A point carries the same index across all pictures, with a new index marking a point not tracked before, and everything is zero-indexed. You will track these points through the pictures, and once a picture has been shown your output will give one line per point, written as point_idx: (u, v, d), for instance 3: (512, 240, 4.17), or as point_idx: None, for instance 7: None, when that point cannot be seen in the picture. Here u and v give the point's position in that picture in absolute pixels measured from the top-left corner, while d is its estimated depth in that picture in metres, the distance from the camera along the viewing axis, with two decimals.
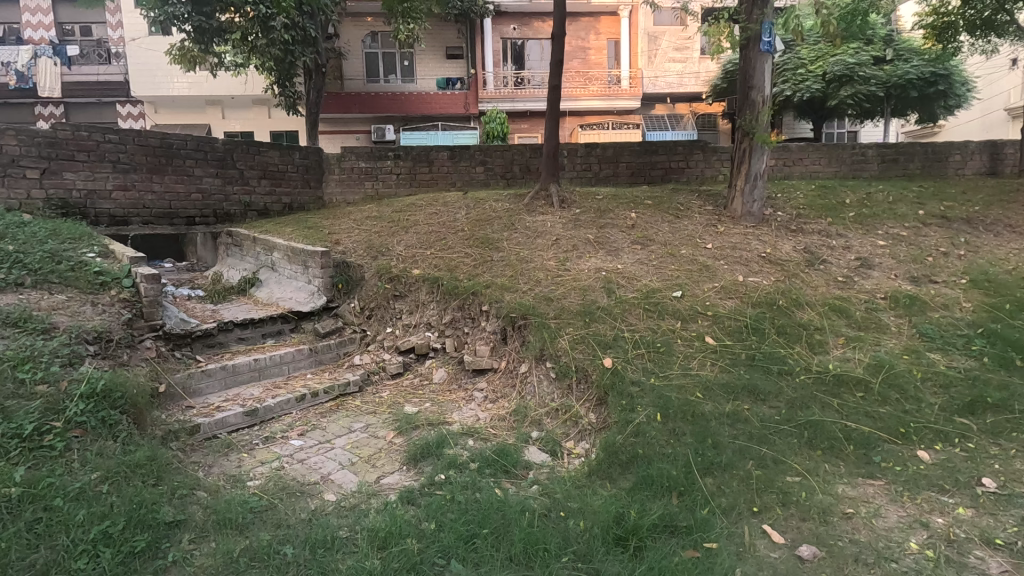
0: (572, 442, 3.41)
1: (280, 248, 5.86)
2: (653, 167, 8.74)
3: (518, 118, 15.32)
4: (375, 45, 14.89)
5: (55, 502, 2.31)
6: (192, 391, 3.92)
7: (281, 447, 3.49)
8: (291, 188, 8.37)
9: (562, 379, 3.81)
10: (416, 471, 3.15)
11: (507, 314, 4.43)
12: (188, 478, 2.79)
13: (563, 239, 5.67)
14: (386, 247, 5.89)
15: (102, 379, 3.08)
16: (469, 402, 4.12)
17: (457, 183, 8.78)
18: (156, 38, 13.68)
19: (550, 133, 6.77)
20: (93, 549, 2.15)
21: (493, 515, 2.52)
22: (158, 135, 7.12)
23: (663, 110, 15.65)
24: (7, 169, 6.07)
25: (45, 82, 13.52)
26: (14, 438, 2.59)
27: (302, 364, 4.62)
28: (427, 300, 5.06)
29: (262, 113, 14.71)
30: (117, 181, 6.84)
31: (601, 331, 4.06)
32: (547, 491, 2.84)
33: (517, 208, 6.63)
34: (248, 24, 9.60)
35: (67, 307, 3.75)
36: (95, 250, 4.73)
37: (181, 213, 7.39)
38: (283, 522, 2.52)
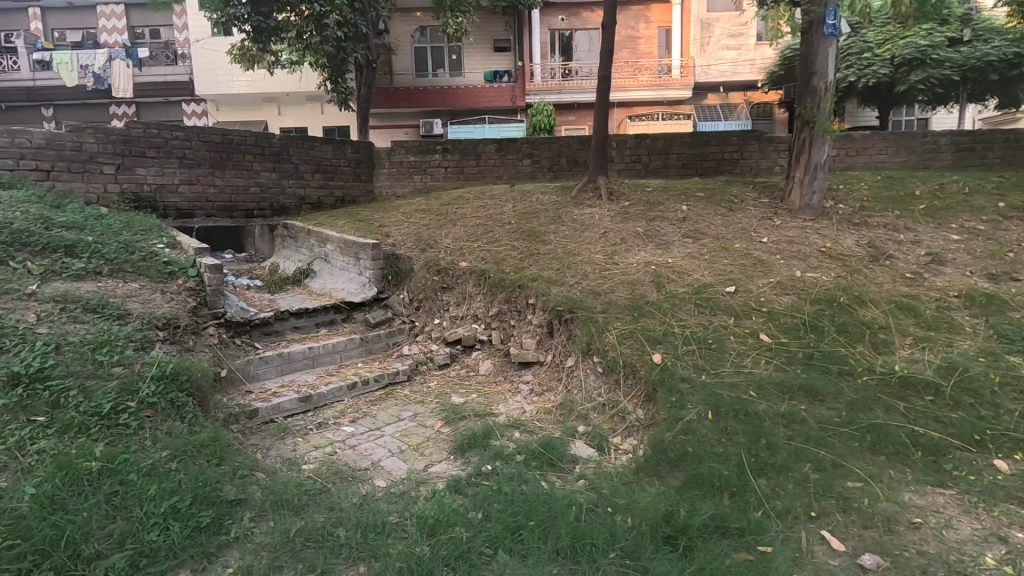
0: (619, 438, 3.37)
1: (333, 240, 6.03)
2: (705, 158, 8.48)
3: (565, 110, 15.20)
4: (424, 40, 15.08)
5: (129, 477, 2.46)
6: (251, 376, 4.11)
7: (334, 433, 3.61)
8: (343, 181, 8.60)
9: (610, 374, 3.77)
10: (463, 460, 3.19)
11: (554, 307, 4.40)
12: (248, 460, 2.93)
13: (611, 233, 5.60)
14: (434, 240, 5.97)
15: (171, 363, 3.26)
16: (515, 394, 4.14)
17: (504, 176, 8.78)
18: (219, 39, 14.32)
19: (598, 125, 6.67)
20: (163, 523, 2.29)
21: (539, 507, 2.52)
22: (219, 131, 7.44)
23: (715, 100, 15.23)
24: (86, 165, 6.48)
25: (119, 84, 14.35)
26: (94, 416, 2.77)
27: (353, 353, 4.76)
28: (474, 293, 5.10)
29: (316, 109, 15.15)
30: (182, 175, 7.19)
31: (650, 326, 3.99)
32: (594, 486, 2.83)
33: (565, 201, 6.59)
34: (303, 23, 9.86)
35: (140, 295, 3.98)
36: (164, 241, 5.00)
37: (241, 206, 7.71)
38: (336, 505, 2.61)
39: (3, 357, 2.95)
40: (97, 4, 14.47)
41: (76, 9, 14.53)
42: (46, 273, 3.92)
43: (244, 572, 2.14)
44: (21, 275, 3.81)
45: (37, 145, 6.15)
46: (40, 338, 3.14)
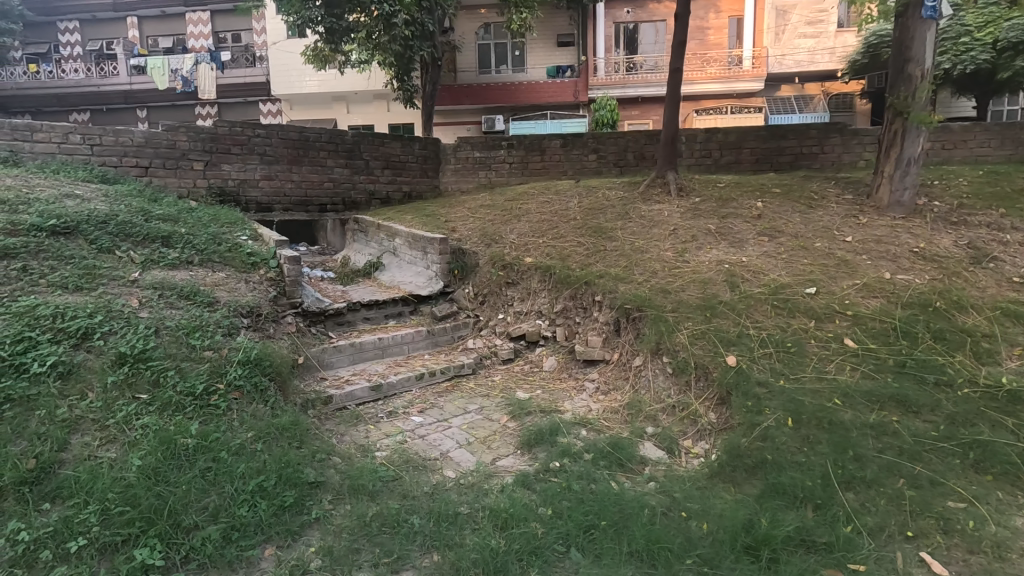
0: (690, 441, 3.28)
1: (401, 234, 6.18)
2: (781, 152, 8.08)
3: (629, 104, 14.93)
4: (488, 36, 15.16)
5: (221, 455, 2.61)
6: (326, 363, 4.28)
7: (404, 422, 3.70)
8: (411, 177, 8.81)
9: (680, 375, 3.66)
10: (531, 456, 3.19)
11: (622, 305, 4.33)
12: (326, 444, 3.05)
13: (681, 230, 5.44)
14: (499, 235, 6.00)
15: (255, 349, 3.45)
16: (580, 392, 4.10)
17: (569, 172, 8.71)
18: (293, 41, 14.99)
19: (668, 118, 6.49)
20: (252, 499, 2.43)
21: (610, 507, 2.48)
22: (297, 129, 7.76)
23: (788, 92, 14.49)
24: (178, 162, 6.96)
25: (204, 86, 15.28)
26: (188, 395, 2.97)
27: (420, 345, 4.87)
28: (539, 288, 5.08)
29: (383, 107, 15.57)
30: (263, 171, 7.56)
31: (723, 328, 3.83)
32: (664, 489, 2.76)
33: (632, 197, 6.46)
34: (373, 23, 10.12)
35: (226, 284, 4.23)
36: (247, 234, 5.29)
37: (315, 201, 8.03)
38: (409, 493, 2.67)
39: (112, 337, 3.19)
40: (186, 12, 15.50)
41: (168, 17, 15.64)
42: (146, 262, 4.22)
43: (326, 553, 2.22)
44: (125, 263, 4.13)
45: (137, 144, 6.69)
46: (142, 321, 3.38)
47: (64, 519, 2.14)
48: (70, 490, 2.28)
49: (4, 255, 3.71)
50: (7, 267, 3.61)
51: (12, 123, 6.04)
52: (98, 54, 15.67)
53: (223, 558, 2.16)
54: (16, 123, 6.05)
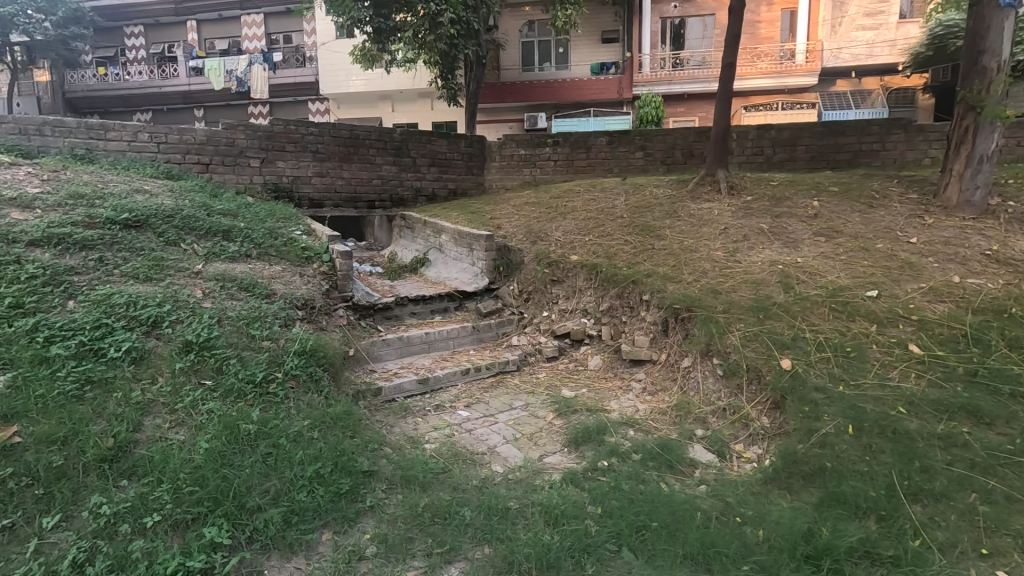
0: (742, 446, 3.20)
1: (448, 231, 6.26)
2: (838, 150, 7.78)
3: (674, 101, 14.66)
4: (532, 34, 15.11)
5: (280, 441, 2.70)
6: (375, 356, 4.39)
7: (451, 416, 3.75)
8: (456, 174, 8.92)
9: (731, 378, 3.57)
10: (578, 454, 3.18)
11: (670, 305, 4.25)
12: (377, 435, 3.12)
13: (732, 229, 5.32)
14: (544, 232, 6.00)
15: (310, 340, 3.56)
16: (626, 392, 4.06)
17: (615, 169, 8.62)
18: (341, 41, 15.35)
19: (719, 114, 6.35)
20: (310, 485, 2.51)
21: (662, 508, 2.45)
22: (348, 127, 7.95)
23: (844, 87, 13.93)
24: (236, 159, 7.25)
25: (256, 86, 15.85)
26: (249, 383, 3.09)
27: (465, 340, 4.92)
28: (585, 286, 5.05)
29: (427, 105, 15.76)
30: (315, 168, 7.79)
31: (777, 330, 3.71)
32: (717, 492, 2.70)
33: (680, 195, 6.35)
34: (420, 23, 10.26)
35: (282, 277, 4.38)
36: (301, 229, 5.46)
37: (364, 198, 8.22)
38: (459, 486, 2.70)
39: (179, 326, 3.35)
40: (241, 15, 16.10)
41: (225, 20, 16.28)
42: (208, 255, 4.42)
43: (381, 541, 2.28)
44: (190, 256, 4.33)
45: (199, 142, 6.99)
46: (206, 311, 3.54)
47: (140, 496, 2.26)
48: (145, 469, 2.40)
49: (83, 246, 3.94)
50: (86, 258, 3.83)
51: (88, 122, 6.40)
52: (160, 57, 16.46)
53: (284, 540, 2.24)
54: (91, 123, 6.40)
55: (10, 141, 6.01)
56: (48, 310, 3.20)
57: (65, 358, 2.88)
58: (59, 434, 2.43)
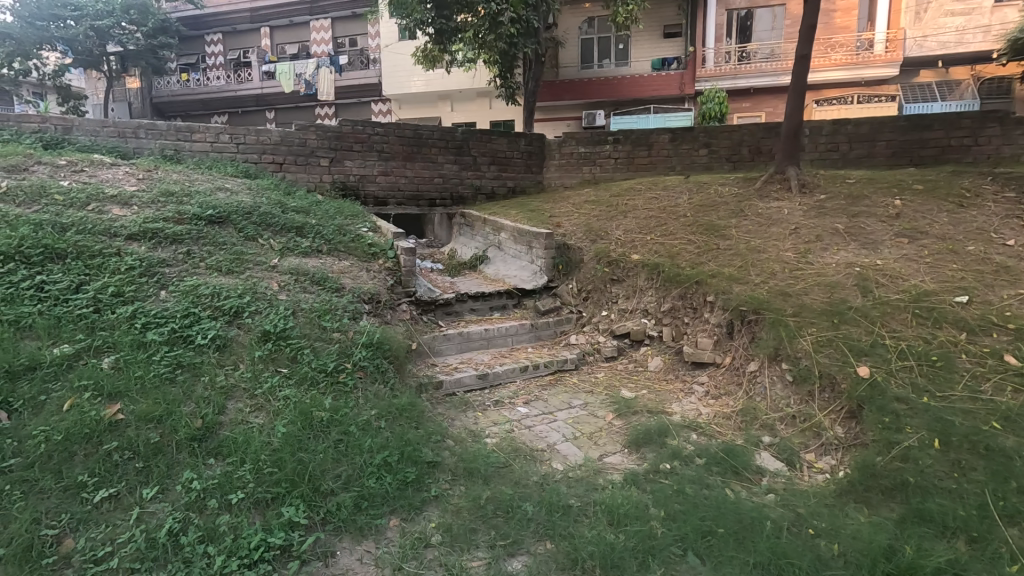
0: (813, 455, 3.07)
1: (507, 229, 6.31)
2: (923, 145, 7.28)
3: (739, 96, 14.15)
4: (592, 30, 14.92)
5: (350, 429, 2.82)
6: (436, 350, 4.50)
7: (510, 412, 3.79)
8: (516, 172, 8.98)
9: (802, 384, 3.42)
10: (638, 455, 3.15)
11: (736, 307, 4.12)
12: (440, 427, 3.19)
13: (804, 229, 5.09)
14: (605, 231, 5.95)
15: (377, 333, 3.69)
16: (688, 394, 3.97)
17: (677, 167, 8.42)
18: (403, 43, 15.78)
19: (791, 110, 6.09)
20: (379, 472, 2.61)
21: (728, 514, 2.39)
22: (411, 127, 8.16)
23: (929, 78, 13.02)
24: (308, 159, 7.59)
25: (323, 88, 16.50)
26: (322, 372, 3.25)
27: (523, 337, 4.95)
28: (646, 286, 4.96)
29: (485, 104, 15.90)
30: (380, 167, 8.05)
31: (854, 336, 3.52)
32: (786, 502, 2.60)
33: (748, 193, 6.14)
34: (480, 23, 10.36)
35: (351, 272, 4.56)
36: (367, 226, 5.66)
37: (425, 196, 8.41)
38: (520, 481, 2.73)
39: (258, 316, 3.56)
40: (311, 20, 16.78)
41: (296, 26, 17.01)
42: (284, 249, 4.66)
43: (445, 530, 2.34)
44: (267, 250, 4.58)
45: (274, 142, 7.36)
46: (282, 303, 3.73)
47: (226, 474, 2.42)
48: (230, 449, 2.57)
49: (173, 240, 4.25)
50: (176, 251, 4.12)
51: (176, 124, 6.87)
52: (236, 62, 17.41)
53: (355, 524, 2.34)
54: (178, 126, 6.87)
55: (110, 142, 6.55)
56: (144, 299, 3.47)
57: (159, 344, 3.12)
58: (155, 413, 2.63)
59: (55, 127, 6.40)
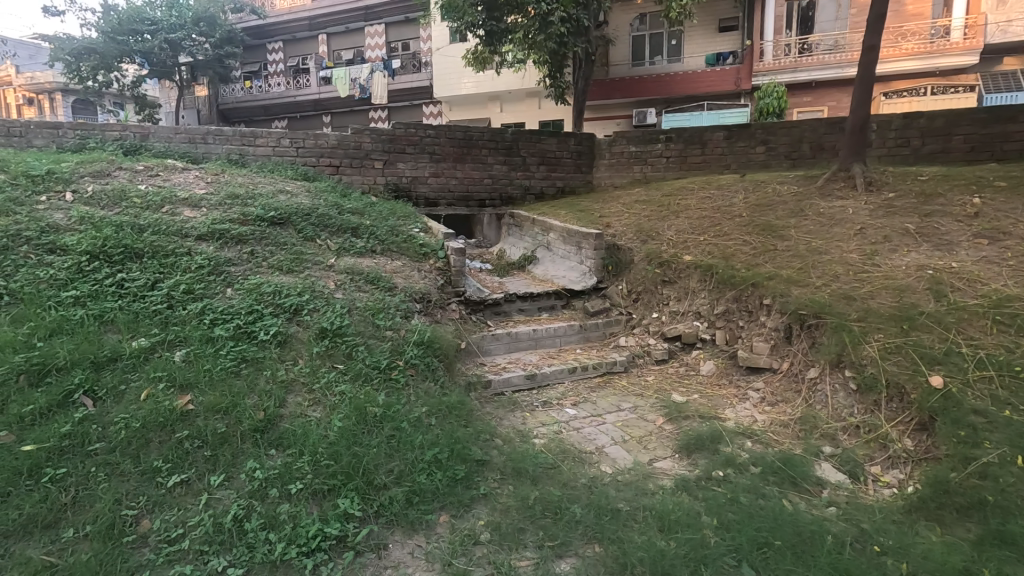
0: (879, 468, 2.91)
1: (556, 229, 6.30)
2: (1006, 138, 6.77)
3: (800, 90, 13.59)
4: (643, 27, 14.64)
5: (401, 426, 2.89)
6: (484, 350, 4.54)
7: (558, 413, 3.78)
8: (565, 172, 8.95)
9: (867, 393, 3.25)
10: (690, 461, 3.07)
11: (795, 311, 3.95)
12: (489, 426, 3.22)
13: (870, 229, 4.84)
14: (656, 231, 5.84)
15: (428, 332, 3.76)
16: (742, 401, 3.84)
17: (732, 165, 8.17)
18: (454, 46, 15.99)
19: (858, 104, 5.79)
20: (429, 469, 2.66)
21: (786, 526, 2.31)
22: (462, 129, 8.27)
23: (1014, 65, 12.22)
24: (362, 161, 7.83)
25: (377, 92, 16.97)
26: (375, 368, 3.34)
27: (572, 338, 4.93)
28: (698, 288, 4.83)
29: (534, 104, 15.89)
30: (431, 169, 8.20)
31: (926, 343, 3.31)
32: (848, 516, 2.48)
33: (808, 191, 5.89)
34: (530, 23, 10.37)
35: (403, 271, 4.67)
36: (419, 227, 5.78)
37: (475, 196, 8.51)
38: (568, 482, 2.72)
39: (316, 314, 3.70)
40: (365, 26, 17.24)
41: (351, 32, 17.53)
42: (340, 249, 4.82)
43: (494, 529, 2.36)
44: (324, 250, 4.75)
45: (331, 146, 7.63)
46: (338, 301, 3.86)
47: (287, 465, 2.53)
48: (290, 440, 2.68)
49: (239, 240, 4.48)
50: (241, 251, 4.34)
51: (241, 130, 7.22)
52: (296, 69, 18.13)
53: (406, 518, 2.40)
54: (243, 131, 7.21)
55: (182, 148, 6.96)
56: (213, 296, 3.67)
57: (226, 338, 3.30)
58: (222, 404, 2.78)
59: (134, 134, 6.86)
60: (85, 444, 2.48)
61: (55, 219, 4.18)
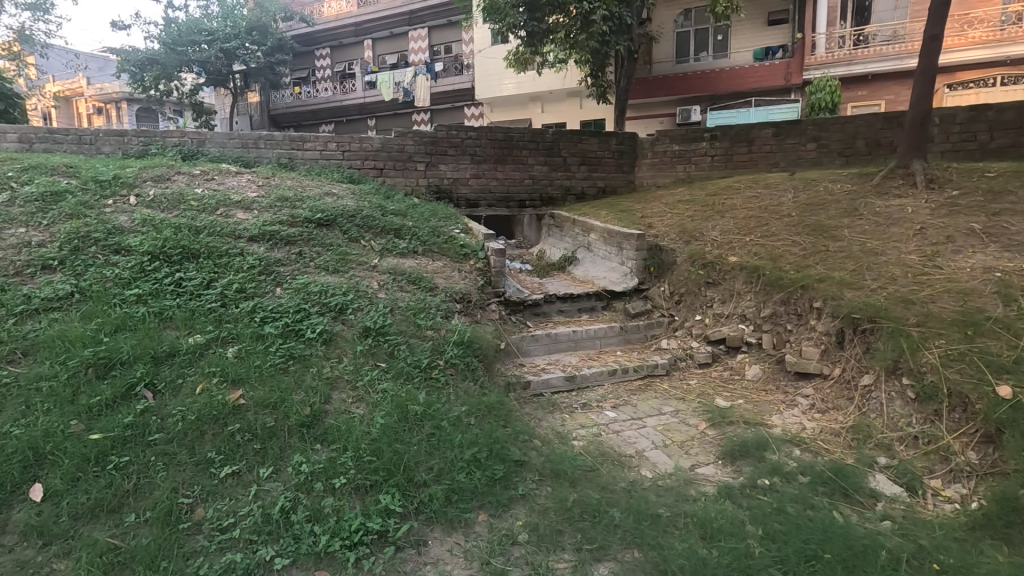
0: (939, 482, 2.76)
1: (597, 229, 6.25)
2: None
3: (855, 84, 13.01)
4: (688, 23, 14.33)
5: (441, 424, 2.92)
6: (524, 350, 4.55)
7: (597, 415, 3.75)
8: (606, 172, 8.86)
9: (926, 402, 3.08)
10: (734, 468, 2.99)
11: (848, 314, 3.79)
12: (528, 427, 3.23)
13: (931, 229, 4.59)
14: (699, 231, 5.71)
15: (468, 332, 3.80)
16: (791, 407, 3.70)
17: (781, 163, 7.90)
18: (496, 47, 16.09)
19: (918, 98, 5.54)
20: (468, 467, 2.69)
21: (836, 539, 2.21)
22: (503, 130, 8.31)
23: None
24: (405, 163, 7.98)
25: (420, 95, 17.30)
26: (416, 368, 3.40)
27: (612, 340, 4.88)
28: (744, 290, 4.70)
29: (575, 104, 15.79)
30: (472, 170, 8.27)
31: (993, 350, 3.11)
32: (904, 531, 2.36)
33: (863, 189, 5.63)
34: (572, 22, 10.31)
35: (444, 272, 4.73)
36: (460, 228, 5.85)
37: (515, 197, 8.53)
38: (608, 486, 2.70)
39: (359, 313, 3.79)
40: (409, 30, 17.53)
41: (396, 37, 17.87)
42: (383, 250, 4.93)
43: (532, 530, 2.36)
44: (368, 251, 4.86)
45: (375, 149, 7.80)
46: (381, 301, 3.95)
47: (331, 460, 2.60)
48: (335, 436, 2.76)
49: (287, 241, 4.64)
50: (289, 251, 4.50)
51: (290, 135, 7.47)
52: (342, 74, 18.62)
53: (445, 516, 2.43)
54: (292, 136, 7.46)
55: (235, 153, 7.26)
56: (263, 295, 3.82)
57: (275, 336, 3.42)
58: (270, 399, 2.89)
59: (192, 140, 7.20)
60: (145, 434, 2.62)
61: (120, 222, 4.44)
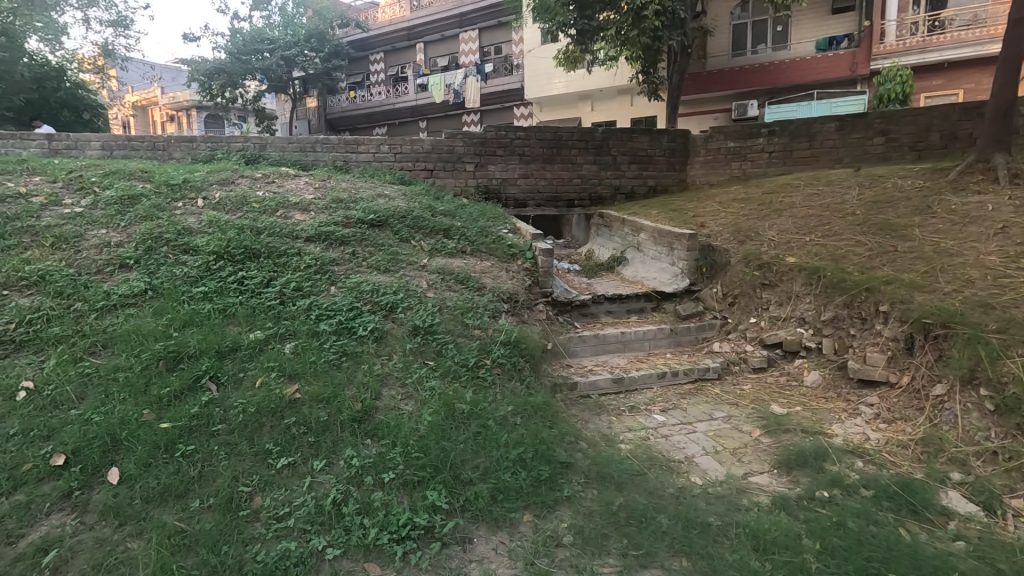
0: (1021, 502, 2.55)
1: (647, 229, 6.14)
2: None
3: (929, 73, 12.23)
4: (745, 15, 13.84)
5: (487, 423, 2.95)
6: (571, 351, 4.52)
7: (646, 419, 3.68)
8: (657, 170, 8.68)
9: (1007, 415, 2.86)
10: (790, 478, 2.86)
11: (918, 319, 3.56)
12: (574, 428, 3.21)
13: (1015, 228, 4.25)
14: (755, 231, 5.51)
15: (514, 333, 3.81)
16: (853, 416, 3.51)
17: (845, 159, 7.52)
18: (545, 47, 16.06)
19: (1000, 87, 5.16)
20: (513, 467, 2.70)
21: (903, 559, 2.09)
22: (552, 129, 8.29)
23: None
24: (455, 164, 8.09)
25: (470, 97, 17.50)
26: (463, 367, 3.44)
27: (662, 342, 4.78)
28: (803, 292, 4.49)
29: (626, 101, 15.54)
30: (521, 170, 8.30)
31: None
32: (981, 553, 2.20)
33: (936, 186, 5.28)
34: (622, 19, 10.14)
35: (492, 271, 4.77)
36: (507, 228, 5.88)
37: (564, 197, 8.49)
38: (655, 491, 2.64)
39: (409, 312, 3.87)
40: (460, 32, 17.75)
41: (447, 39, 18.13)
42: (433, 250, 5.01)
43: (577, 532, 2.35)
44: (418, 251, 4.96)
45: (426, 151, 7.95)
46: (430, 300, 4.01)
47: (381, 455, 2.67)
48: (385, 431, 2.83)
49: (341, 241, 4.79)
50: (343, 251, 4.65)
51: (345, 138, 7.70)
52: (395, 77, 19.07)
53: (491, 514, 2.44)
54: (347, 139, 7.69)
55: (293, 156, 7.55)
56: (318, 293, 3.96)
57: (329, 333, 3.54)
58: (324, 395, 3.00)
59: (254, 144, 7.54)
60: (210, 424, 2.77)
61: (190, 223, 4.71)
